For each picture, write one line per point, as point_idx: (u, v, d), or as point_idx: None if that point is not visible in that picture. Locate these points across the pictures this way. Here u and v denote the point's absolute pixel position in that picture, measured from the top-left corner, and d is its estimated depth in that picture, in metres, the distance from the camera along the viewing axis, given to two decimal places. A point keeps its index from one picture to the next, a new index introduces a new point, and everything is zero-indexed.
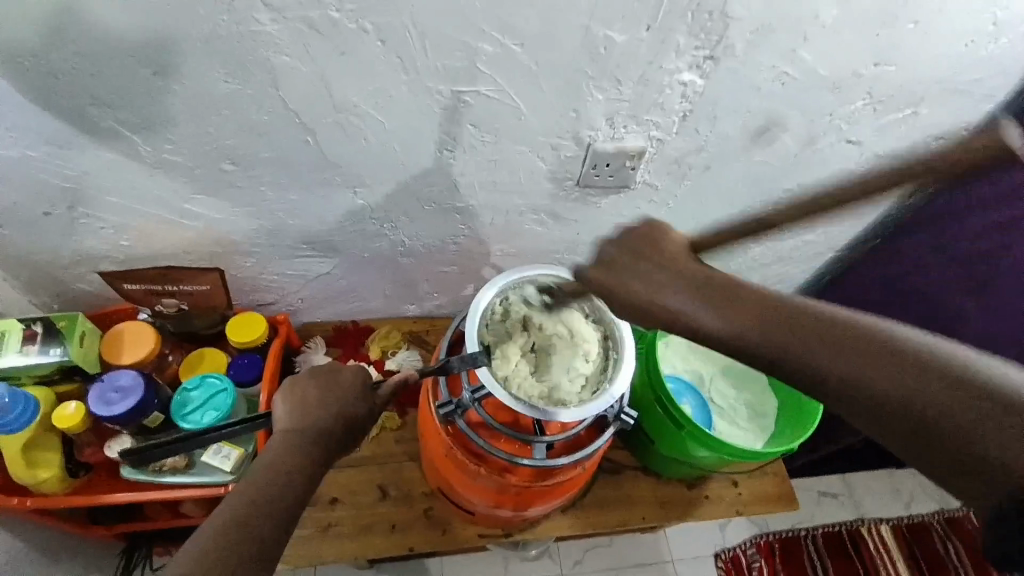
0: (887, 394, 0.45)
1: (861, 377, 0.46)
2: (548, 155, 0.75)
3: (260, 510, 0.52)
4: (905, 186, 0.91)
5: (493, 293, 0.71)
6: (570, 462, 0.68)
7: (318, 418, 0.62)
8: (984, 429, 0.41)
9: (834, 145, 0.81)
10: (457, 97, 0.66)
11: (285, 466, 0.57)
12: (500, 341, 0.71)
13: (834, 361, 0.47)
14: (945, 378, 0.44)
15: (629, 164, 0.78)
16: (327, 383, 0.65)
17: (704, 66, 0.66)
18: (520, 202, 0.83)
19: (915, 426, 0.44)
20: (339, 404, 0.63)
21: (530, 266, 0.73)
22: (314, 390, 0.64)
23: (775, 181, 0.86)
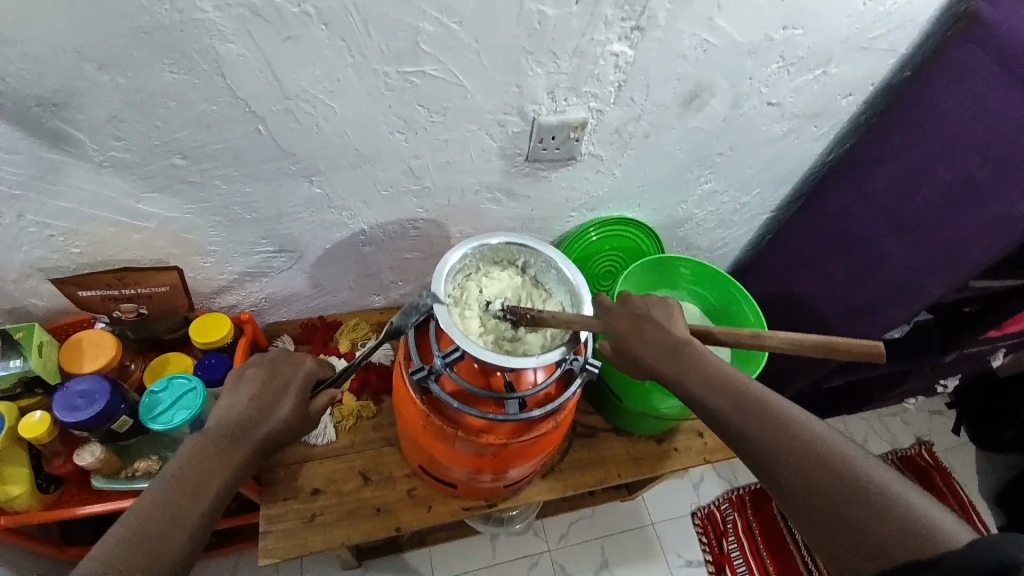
0: (822, 489, 0.52)
1: (795, 467, 0.54)
2: (496, 132, 0.79)
3: (177, 510, 0.56)
4: (824, 143, 0.99)
5: (458, 255, 0.67)
6: (542, 414, 0.70)
7: (245, 417, 0.66)
8: (884, 529, 0.48)
9: (757, 108, 0.88)
10: (404, 78, 0.69)
11: (206, 467, 0.60)
12: (540, 282, 0.72)
13: (789, 454, 0.55)
14: (878, 496, 0.50)
15: (573, 136, 0.82)
16: (267, 376, 0.70)
17: (631, 36, 0.71)
18: (475, 181, 0.87)
19: (829, 513, 0.51)
20: (274, 404, 0.68)
21: (491, 233, 0.70)
22: (256, 381, 0.69)
23: (709, 145, 0.93)
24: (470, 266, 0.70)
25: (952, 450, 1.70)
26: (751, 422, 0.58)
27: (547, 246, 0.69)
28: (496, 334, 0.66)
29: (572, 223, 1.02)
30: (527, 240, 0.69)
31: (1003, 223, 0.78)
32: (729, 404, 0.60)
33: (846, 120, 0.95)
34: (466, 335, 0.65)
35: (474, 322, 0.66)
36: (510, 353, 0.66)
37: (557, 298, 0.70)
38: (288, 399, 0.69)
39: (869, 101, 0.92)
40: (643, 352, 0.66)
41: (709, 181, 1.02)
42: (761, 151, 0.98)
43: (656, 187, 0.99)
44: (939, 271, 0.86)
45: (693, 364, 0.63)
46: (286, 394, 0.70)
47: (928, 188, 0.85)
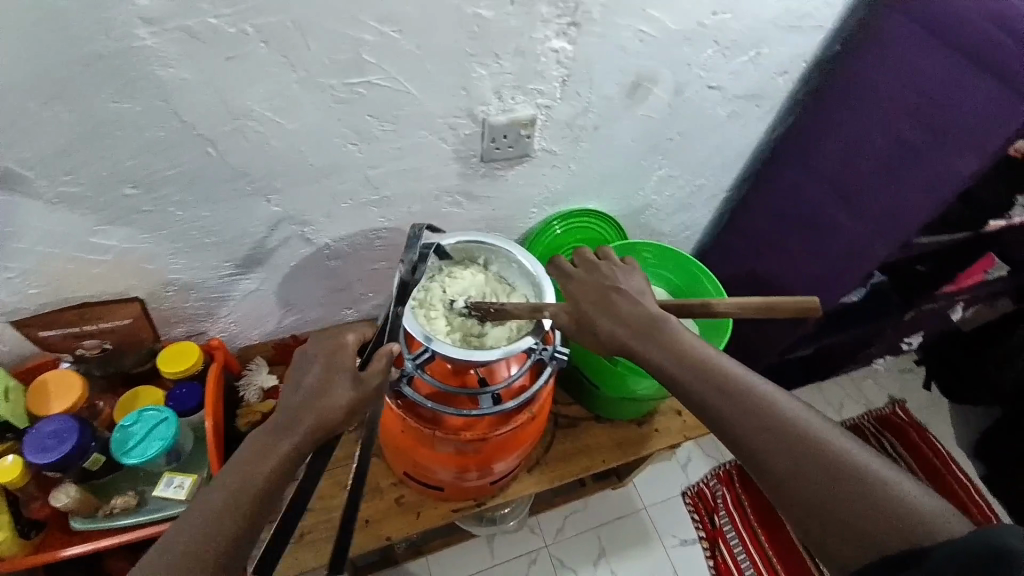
0: (814, 488, 0.52)
1: (789, 467, 0.54)
2: (448, 136, 0.81)
3: (227, 523, 0.52)
4: (767, 120, 1.03)
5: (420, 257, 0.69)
6: (516, 406, 0.71)
7: (298, 409, 0.58)
8: (877, 526, 0.49)
9: (699, 92, 0.91)
10: (350, 90, 0.70)
11: (247, 475, 0.54)
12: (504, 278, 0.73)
13: (780, 453, 0.54)
14: (872, 494, 0.51)
15: (524, 133, 0.84)
16: (323, 357, 0.62)
17: (569, 32, 0.73)
18: (434, 186, 0.88)
19: (822, 512, 0.51)
20: (328, 388, 0.60)
21: (453, 234, 0.71)
22: (312, 365, 0.62)
23: (659, 132, 0.96)
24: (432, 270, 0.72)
25: (924, 406, 1.76)
26: (747, 413, 0.57)
27: (508, 242, 0.71)
28: (463, 330, 0.68)
29: (535, 219, 1.04)
30: (484, 237, 0.72)
31: (934, 176, 0.81)
32: (717, 399, 0.59)
33: (785, 97, 0.99)
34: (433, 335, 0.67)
35: (440, 322, 0.68)
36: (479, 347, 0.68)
37: (521, 290, 0.73)
38: (342, 384, 0.60)
39: (804, 77, 0.96)
40: (608, 328, 0.66)
41: (664, 166, 1.05)
42: (709, 133, 1.01)
43: (612, 176, 1.02)
44: (885, 230, 0.90)
45: (676, 356, 0.62)
46: (337, 376, 0.61)
47: (865, 151, 0.89)
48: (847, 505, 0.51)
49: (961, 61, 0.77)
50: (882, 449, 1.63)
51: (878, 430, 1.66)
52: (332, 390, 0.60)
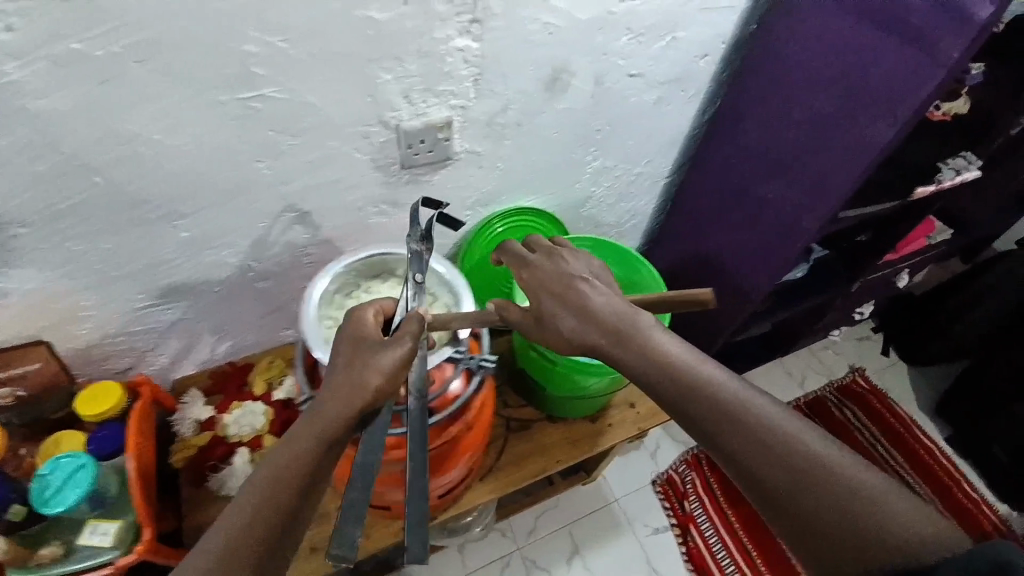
0: (810, 503, 0.48)
1: (781, 480, 0.49)
2: (362, 145, 0.77)
3: (276, 512, 0.48)
4: (696, 104, 1.02)
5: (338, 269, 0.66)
6: (446, 416, 0.71)
7: (334, 392, 0.54)
8: (879, 542, 0.45)
9: (620, 80, 0.90)
10: (244, 105, 0.66)
11: (296, 462, 0.50)
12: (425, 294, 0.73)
13: (771, 467, 0.50)
14: (869, 507, 0.47)
15: (442, 136, 0.81)
16: (355, 338, 0.58)
17: (471, 29, 0.71)
18: (356, 198, 0.85)
19: (820, 530, 0.47)
20: (372, 359, 0.56)
21: (371, 245, 0.69)
22: (345, 346, 0.58)
23: (585, 123, 0.95)
24: (348, 285, 0.68)
25: (884, 372, 1.79)
26: (759, 412, 0.53)
27: (431, 257, 0.70)
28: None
29: (471, 221, 1.02)
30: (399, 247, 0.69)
31: (851, 149, 0.79)
32: (701, 405, 0.54)
33: (709, 79, 0.98)
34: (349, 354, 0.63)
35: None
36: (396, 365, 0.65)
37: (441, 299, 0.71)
38: (384, 354, 0.56)
39: (725, 58, 0.96)
40: (557, 321, 0.63)
41: (598, 157, 1.04)
42: (638, 121, 1.00)
43: (545, 172, 1.00)
44: (813, 205, 0.88)
45: (653, 361, 0.57)
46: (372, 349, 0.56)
47: (790, 125, 0.88)
48: (855, 519, 0.46)
49: (871, 27, 0.74)
50: (845, 419, 1.65)
51: (840, 400, 1.69)
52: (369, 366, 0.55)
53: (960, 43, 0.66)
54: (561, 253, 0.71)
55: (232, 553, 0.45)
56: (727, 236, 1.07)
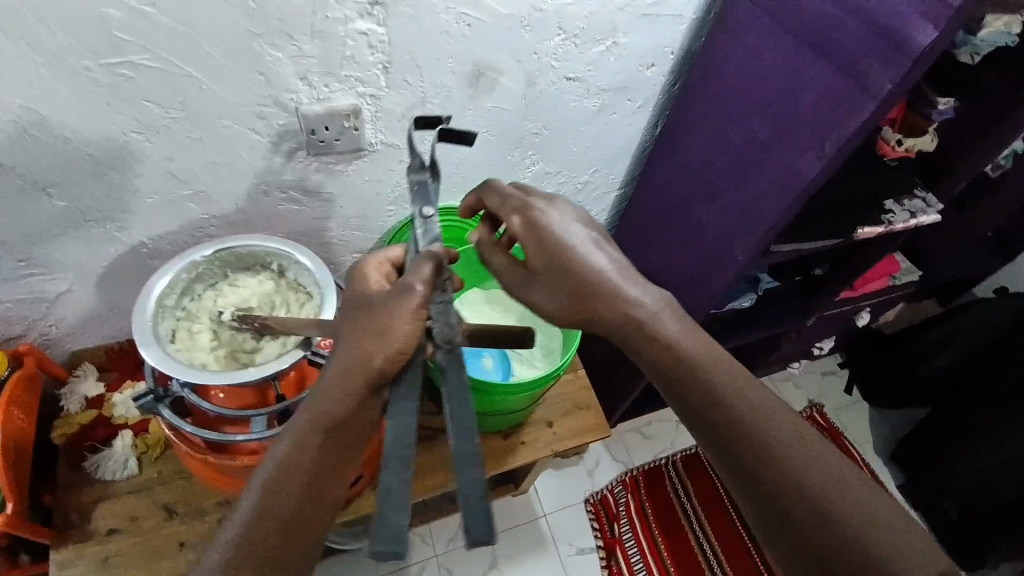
0: (797, 513, 0.52)
1: (775, 488, 0.53)
2: (259, 127, 0.73)
3: (283, 513, 0.49)
4: (645, 114, 0.96)
5: (190, 260, 0.60)
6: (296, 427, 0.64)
7: (335, 376, 0.52)
8: (854, 559, 0.50)
9: (555, 83, 0.84)
10: (112, 72, 0.62)
11: (300, 460, 0.51)
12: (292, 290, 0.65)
13: (768, 474, 0.54)
14: (844, 529, 0.51)
15: (349, 125, 0.76)
16: (366, 308, 0.54)
17: (373, 12, 0.66)
18: (259, 182, 0.80)
19: (802, 537, 0.52)
20: (378, 335, 0.53)
21: (237, 235, 0.63)
22: (355, 317, 0.54)
23: (520, 125, 0.89)
24: (209, 277, 0.63)
25: (846, 409, 1.73)
26: (767, 424, 0.56)
27: (299, 247, 0.63)
28: (229, 346, 0.59)
29: (396, 217, 0.97)
30: (265, 239, 0.63)
31: (785, 176, 0.75)
32: (705, 404, 0.58)
33: (658, 90, 0.92)
34: (189, 353, 0.57)
35: (202, 337, 0.59)
36: (246, 367, 0.59)
37: (311, 295, 0.64)
38: (391, 330, 0.53)
39: (674, 69, 0.89)
40: (558, 297, 0.65)
41: (538, 163, 0.98)
42: (580, 128, 0.95)
43: (477, 172, 0.95)
44: (745, 234, 0.84)
45: (668, 359, 0.60)
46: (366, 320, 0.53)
47: (728, 149, 0.83)
48: (849, 527, 0.51)
49: (808, 51, 0.70)
50: None
51: None
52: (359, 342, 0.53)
53: (893, 74, 0.62)
54: (568, 207, 0.68)
55: (250, 546, 0.48)
56: (665, 258, 1.02)
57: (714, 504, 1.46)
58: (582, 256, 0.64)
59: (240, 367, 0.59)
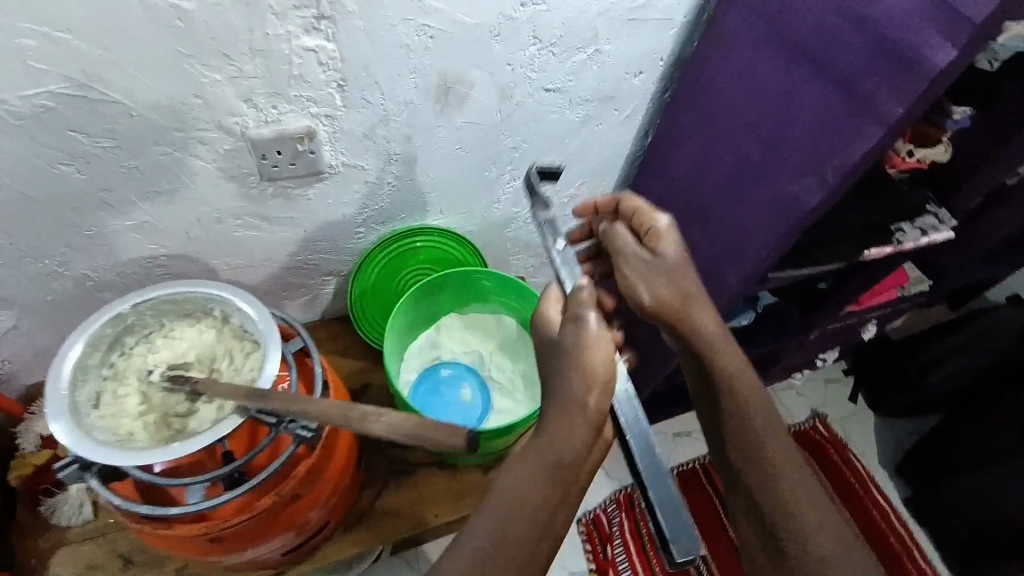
0: (787, 513, 0.50)
1: (776, 485, 0.52)
2: (202, 153, 0.66)
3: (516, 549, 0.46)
4: (635, 124, 0.89)
5: (108, 318, 0.54)
6: (241, 492, 0.59)
7: (563, 409, 0.51)
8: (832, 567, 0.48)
9: (534, 95, 0.77)
10: (30, 103, 0.56)
11: (542, 490, 0.48)
12: (235, 336, 0.59)
13: (773, 474, 0.52)
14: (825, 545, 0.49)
15: (304, 147, 0.69)
16: (577, 338, 0.54)
17: (320, 27, 0.59)
18: (210, 209, 0.74)
19: (776, 530, 0.50)
20: (587, 368, 0.52)
21: (164, 283, 0.56)
22: (575, 338, 0.54)
23: (497, 139, 0.82)
24: (141, 329, 0.57)
25: (849, 418, 1.67)
26: (773, 440, 0.54)
27: (235, 293, 0.57)
28: (160, 412, 0.54)
29: (366, 239, 0.90)
30: (197, 284, 0.57)
31: (783, 204, 0.68)
32: (730, 403, 0.56)
33: (648, 99, 0.85)
34: (114, 422, 0.52)
35: (131, 401, 0.54)
36: (180, 433, 0.54)
37: (252, 345, 0.58)
38: (593, 361, 0.52)
39: (664, 77, 0.82)
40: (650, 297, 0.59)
41: (519, 178, 0.91)
42: (565, 142, 0.87)
43: (452, 190, 0.88)
44: (738, 261, 0.77)
45: (716, 355, 0.57)
46: (563, 347, 0.54)
47: (722, 166, 0.76)
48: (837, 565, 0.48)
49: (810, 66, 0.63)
50: None
51: None
52: (592, 359, 0.52)
53: (903, 99, 0.55)
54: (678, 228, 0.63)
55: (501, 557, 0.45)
56: None
57: (712, 521, 1.41)
58: (671, 282, 0.60)
59: (172, 434, 0.53)
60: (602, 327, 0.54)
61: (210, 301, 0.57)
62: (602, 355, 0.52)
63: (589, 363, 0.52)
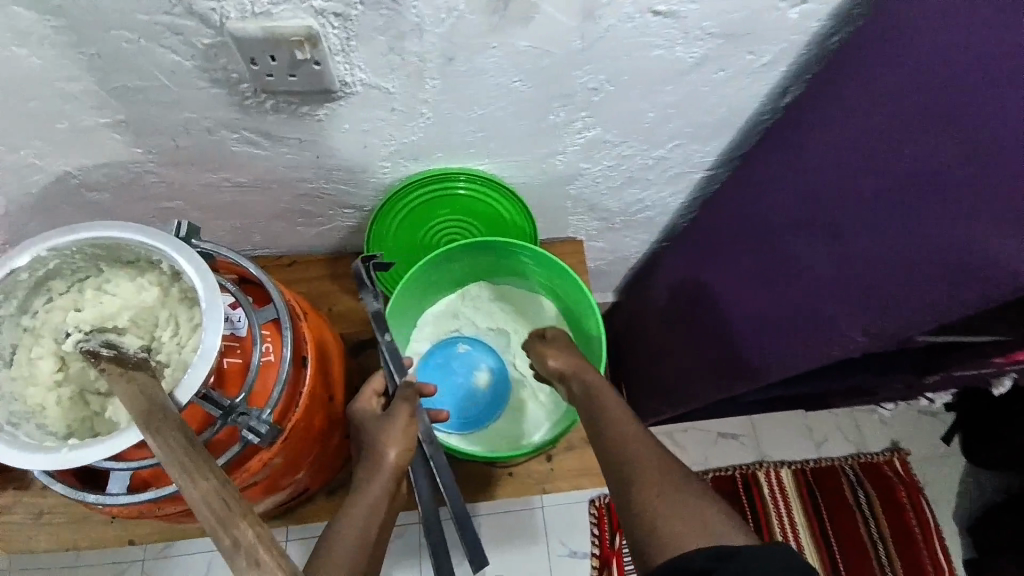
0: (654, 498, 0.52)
1: (646, 481, 0.53)
2: (178, 45, 0.51)
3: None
4: (771, 76, 0.64)
5: (20, 263, 0.45)
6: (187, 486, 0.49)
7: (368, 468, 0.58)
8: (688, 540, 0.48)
9: (636, 19, 0.54)
10: None
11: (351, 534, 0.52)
12: (173, 297, 0.49)
13: (637, 473, 0.55)
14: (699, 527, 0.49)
15: (304, 56, 0.51)
16: (369, 420, 0.63)
17: None
18: (198, 116, 0.59)
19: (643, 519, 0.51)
20: (384, 439, 0.60)
21: (88, 224, 0.46)
22: (369, 425, 0.62)
23: (572, 74, 0.60)
24: (72, 272, 0.49)
25: (932, 460, 1.42)
26: (644, 444, 0.58)
27: (169, 246, 0.46)
28: (78, 385, 0.47)
29: (391, 175, 0.73)
30: (125, 232, 0.46)
31: (978, 258, 0.46)
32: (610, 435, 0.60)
33: (796, 41, 0.59)
34: (24, 389, 0.45)
35: (48, 366, 0.46)
36: (97, 415, 0.47)
37: (190, 320, 0.48)
38: (393, 432, 0.60)
39: (835, 14, 0.57)
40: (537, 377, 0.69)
41: (593, 128, 0.69)
42: (666, 89, 0.64)
43: (505, 131, 0.68)
44: (863, 309, 0.55)
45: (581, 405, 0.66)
46: (369, 431, 0.61)
47: (884, 181, 0.54)
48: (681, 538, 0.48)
49: None
50: (853, 504, 1.36)
51: (858, 479, 1.38)
52: (387, 442, 0.60)
53: None
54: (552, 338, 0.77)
55: None
56: (736, 283, 0.73)
57: None
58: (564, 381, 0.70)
59: (87, 415, 0.47)
60: (407, 414, 0.62)
61: (140, 251, 0.46)
62: (399, 442, 0.60)
63: (385, 447, 0.60)
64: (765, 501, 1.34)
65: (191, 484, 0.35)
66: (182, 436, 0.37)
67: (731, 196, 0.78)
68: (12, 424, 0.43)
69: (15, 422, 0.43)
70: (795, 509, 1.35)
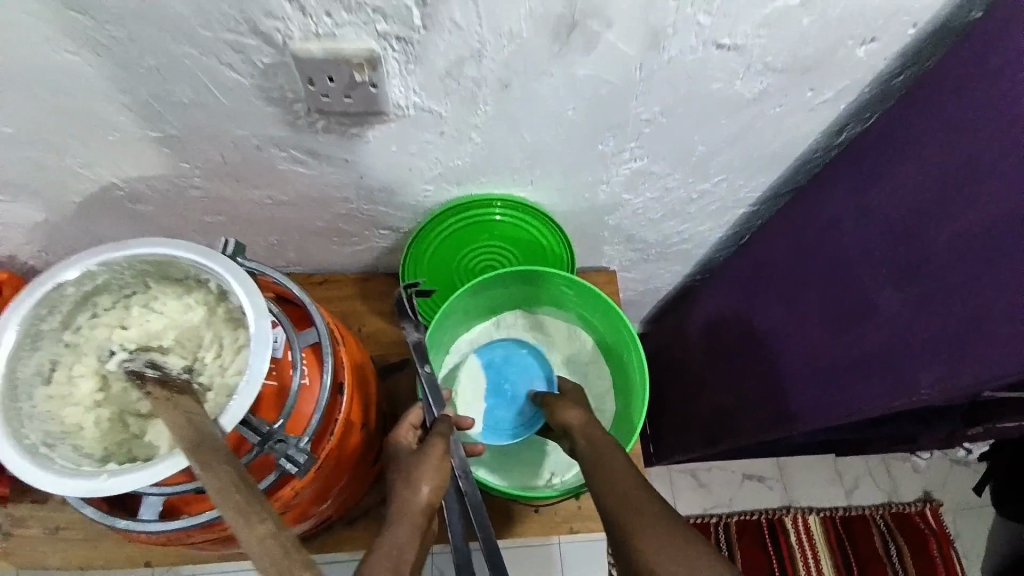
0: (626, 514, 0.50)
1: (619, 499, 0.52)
2: (236, 63, 0.50)
3: None
4: (830, 111, 0.62)
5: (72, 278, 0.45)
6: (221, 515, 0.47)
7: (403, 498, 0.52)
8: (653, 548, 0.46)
9: (697, 52, 0.53)
10: None
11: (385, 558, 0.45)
12: (218, 317, 0.48)
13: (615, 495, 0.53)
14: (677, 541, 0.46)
15: (361, 78, 0.51)
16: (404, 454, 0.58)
17: None
18: (248, 134, 0.59)
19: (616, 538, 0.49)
20: (415, 476, 0.54)
21: (141, 241, 0.46)
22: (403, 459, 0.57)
23: (625, 104, 0.59)
24: (120, 288, 0.48)
25: (968, 511, 1.36)
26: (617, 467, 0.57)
27: (218, 263, 0.45)
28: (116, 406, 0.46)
29: (432, 198, 0.72)
30: (174, 250, 0.45)
31: None
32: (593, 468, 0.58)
33: (857, 77, 0.58)
34: (61, 408, 0.45)
35: (89, 386, 0.46)
36: (135, 438, 0.47)
37: (234, 342, 0.47)
38: (426, 466, 0.55)
39: (903, 53, 0.56)
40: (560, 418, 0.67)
41: (641, 158, 0.68)
42: (720, 122, 0.62)
43: (552, 157, 0.66)
44: (939, 356, 0.51)
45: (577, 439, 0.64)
46: (400, 462, 0.57)
47: (962, 222, 0.51)
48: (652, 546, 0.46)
49: None
50: (884, 556, 1.29)
51: (889, 531, 1.32)
52: (421, 477, 0.54)
53: None
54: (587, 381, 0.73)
55: None
56: (784, 322, 0.70)
57: None
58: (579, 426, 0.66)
59: (124, 438, 0.46)
60: (441, 450, 0.57)
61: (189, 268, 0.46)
62: (434, 478, 0.54)
63: (418, 482, 0.54)
64: (793, 551, 1.28)
65: (245, 526, 0.33)
66: (232, 468, 0.36)
67: (778, 232, 0.75)
68: (49, 444, 0.43)
69: (52, 443, 0.43)
70: (824, 560, 1.28)
